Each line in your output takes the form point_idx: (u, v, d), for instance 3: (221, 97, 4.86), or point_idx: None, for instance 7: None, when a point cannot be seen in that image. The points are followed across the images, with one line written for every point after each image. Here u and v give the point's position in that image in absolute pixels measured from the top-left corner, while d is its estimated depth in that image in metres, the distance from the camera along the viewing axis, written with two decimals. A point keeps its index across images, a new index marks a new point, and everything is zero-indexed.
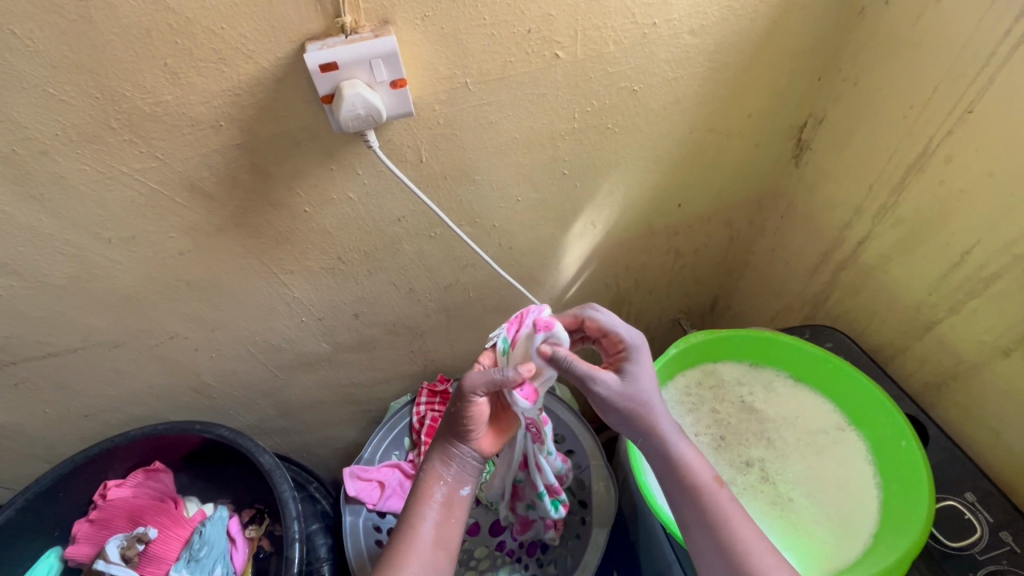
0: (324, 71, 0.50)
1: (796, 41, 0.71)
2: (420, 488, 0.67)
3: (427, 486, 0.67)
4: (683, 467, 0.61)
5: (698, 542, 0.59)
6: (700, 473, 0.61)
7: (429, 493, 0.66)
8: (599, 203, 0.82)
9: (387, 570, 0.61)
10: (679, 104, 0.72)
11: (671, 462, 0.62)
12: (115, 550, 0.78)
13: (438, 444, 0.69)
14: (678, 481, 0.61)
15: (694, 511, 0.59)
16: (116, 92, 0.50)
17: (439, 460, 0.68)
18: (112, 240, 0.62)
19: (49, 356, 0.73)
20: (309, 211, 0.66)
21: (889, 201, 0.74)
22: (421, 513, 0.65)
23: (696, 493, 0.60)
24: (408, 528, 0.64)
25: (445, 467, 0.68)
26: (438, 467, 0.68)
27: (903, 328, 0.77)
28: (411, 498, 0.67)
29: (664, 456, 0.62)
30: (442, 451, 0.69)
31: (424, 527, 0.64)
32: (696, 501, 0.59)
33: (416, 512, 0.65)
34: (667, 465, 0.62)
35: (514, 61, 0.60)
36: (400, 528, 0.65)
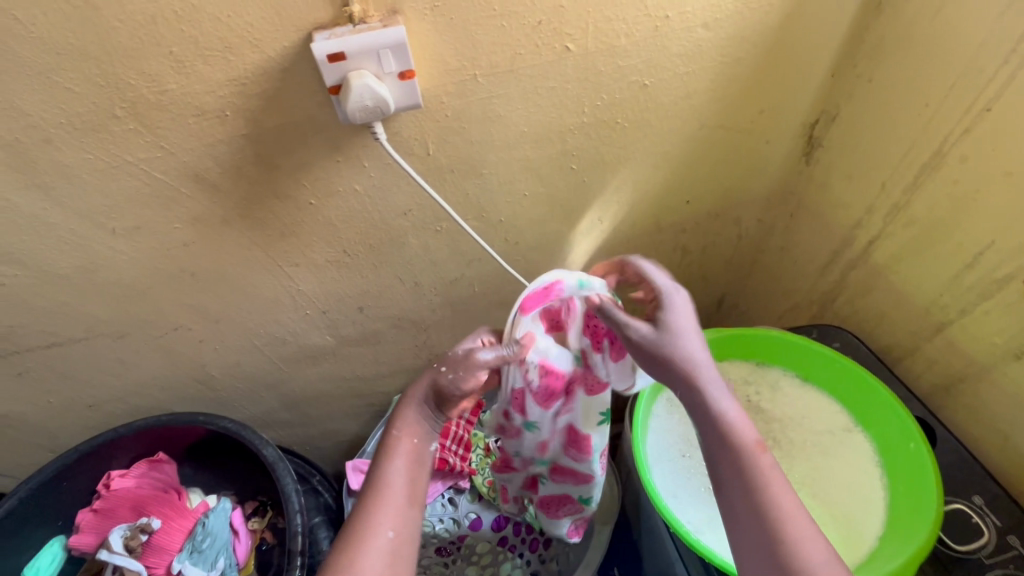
0: (331, 62, 0.50)
1: (811, 36, 0.70)
2: (388, 442, 0.57)
3: (393, 438, 0.57)
4: (723, 423, 0.55)
5: (730, 501, 0.51)
6: (745, 435, 0.54)
7: (396, 446, 0.56)
8: (606, 199, 0.81)
9: (352, 529, 0.51)
10: (690, 99, 0.71)
11: (713, 417, 0.55)
12: (118, 540, 0.78)
13: (409, 396, 0.60)
14: (720, 440, 0.54)
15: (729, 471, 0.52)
16: (121, 80, 0.49)
17: (409, 414, 0.59)
18: (117, 230, 0.61)
19: (54, 346, 0.73)
20: (315, 204, 0.66)
21: (902, 200, 0.72)
22: (389, 467, 0.55)
23: (735, 449, 0.53)
24: (374, 483, 0.54)
25: (414, 420, 0.58)
26: (408, 419, 0.58)
27: (913, 329, 0.76)
28: (376, 455, 0.57)
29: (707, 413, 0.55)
30: (412, 402, 0.59)
31: (398, 480, 0.54)
32: (737, 466, 0.52)
33: (384, 466, 0.55)
34: (706, 418, 0.55)
35: (523, 53, 0.59)
36: (364, 485, 0.54)
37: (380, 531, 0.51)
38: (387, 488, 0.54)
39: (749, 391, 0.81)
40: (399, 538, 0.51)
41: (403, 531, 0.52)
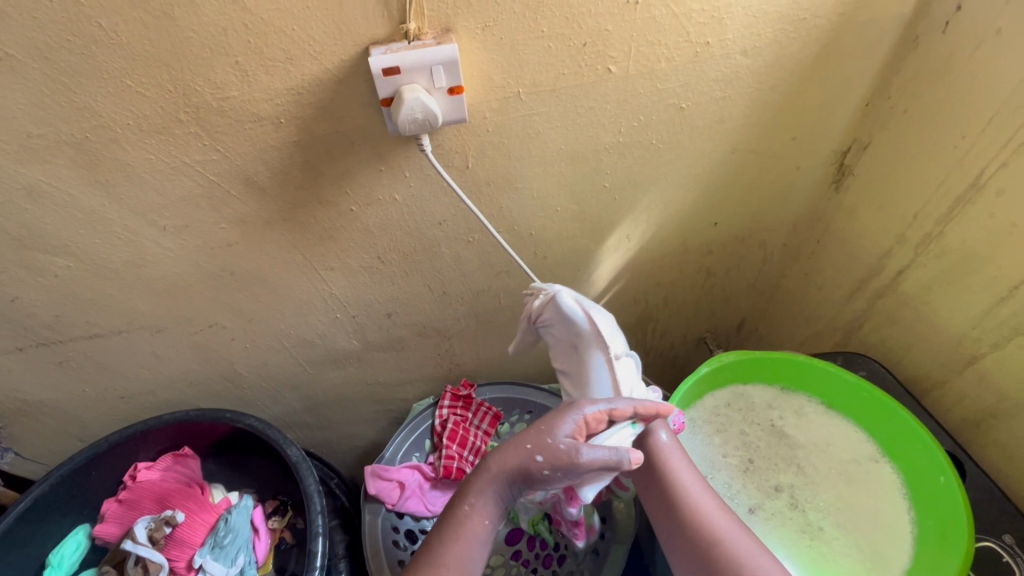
0: (385, 75, 0.52)
1: (847, 66, 0.71)
2: (458, 514, 0.63)
3: (461, 506, 0.63)
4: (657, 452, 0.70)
5: (667, 527, 0.66)
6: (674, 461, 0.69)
7: (458, 511, 0.63)
8: (636, 217, 0.82)
9: None
10: (725, 123, 0.72)
11: (677, 497, 0.66)
12: (143, 531, 0.79)
13: (485, 476, 0.63)
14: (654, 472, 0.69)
15: (691, 543, 0.63)
16: (187, 85, 0.52)
17: (480, 484, 0.63)
18: (167, 228, 0.64)
19: (95, 337, 0.75)
20: (355, 210, 0.68)
21: (934, 231, 0.73)
22: (451, 535, 0.62)
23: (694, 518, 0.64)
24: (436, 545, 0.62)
25: (483, 488, 0.63)
26: (478, 495, 0.63)
27: (943, 361, 0.76)
28: (444, 517, 0.64)
29: (669, 492, 0.67)
30: (487, 484, 0.63)
31: (456, 561, 0.61)
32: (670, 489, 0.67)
33: (446, 533, 0.62)
34: (645, 452, 0.71)
35: (567, 73, 0.60)
36: (429, 548, 0.62)
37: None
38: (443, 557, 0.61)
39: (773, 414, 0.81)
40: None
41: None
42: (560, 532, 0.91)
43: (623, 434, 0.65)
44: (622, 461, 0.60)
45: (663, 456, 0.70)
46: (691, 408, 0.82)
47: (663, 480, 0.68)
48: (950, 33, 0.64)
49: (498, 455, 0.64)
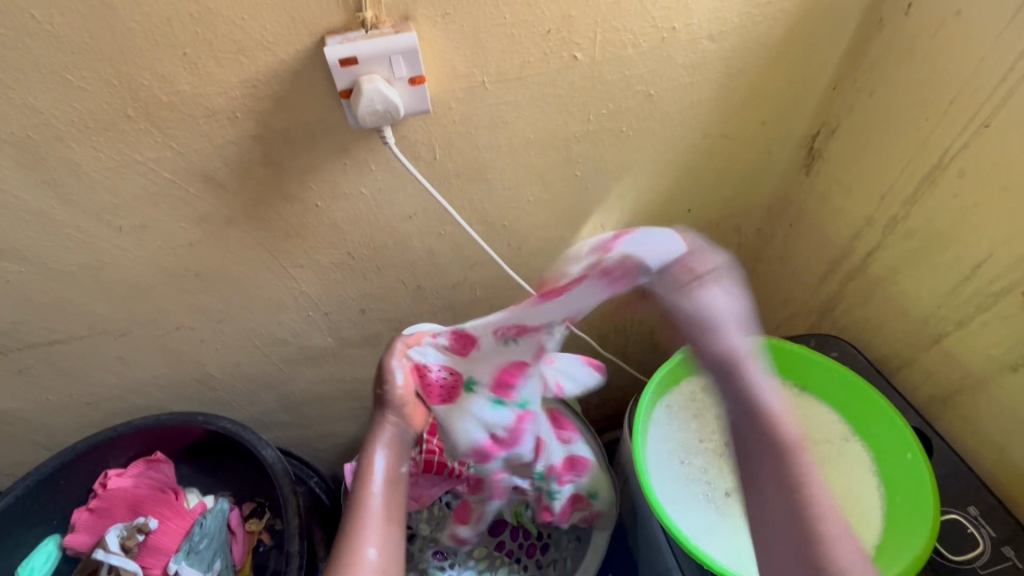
0: (343, 66, 0.50)
1: (813, 50, 0.71)
2: (361, 467, 0.66)
3: (372, 465, 0.66)
4: (731, 359, 0.54)
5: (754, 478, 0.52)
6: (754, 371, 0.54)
7: (371, 470, 0.65)
8: (608, 206, 0.82)
9: (343, 544, 0.59)
10: (694, 109, 0.72)
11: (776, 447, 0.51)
12: (115, 540, 0.77)
13: (382, 431, 0.69)
14: (716, 358, 0.54)
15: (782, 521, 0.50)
16: (134, 80, 0.50)
17: (385, 445, 0.68)
18: (123, 228, 0.62)
19: (55, 343, 0.73)
20: (321, 205, 0.66)
21: (900, 213, 0.74)
22: (368, 492, 0.63)
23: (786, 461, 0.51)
24: (357, 506, 0.62)
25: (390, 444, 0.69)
26: (380, 446, 0.68)
27: (910, 340, 0.77)
28: (354, 481, 0.65)
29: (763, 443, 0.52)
30: (382, 432, 0.69)
31: (376, 513, 0.62)
32: (763, 437, 0.52)
33: (363, 491, 0.63)
34: (715, 354, 0.55)
35: (532, 61, 0.59)
36: (350, 507, 0.63)
37: (362, 553, 0.58)
38: (365, 513, 0.61)
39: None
40: (380, 557, 0.59)
41: (387, 550, 0.59)
42: (544, 522, 0.92)
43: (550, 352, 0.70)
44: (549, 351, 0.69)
45: (735, 361, 0.54)
46: (668, 395, 0.82)
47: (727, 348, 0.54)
48: (912, 16, 0.65)
49: (386, 406, 0.70)
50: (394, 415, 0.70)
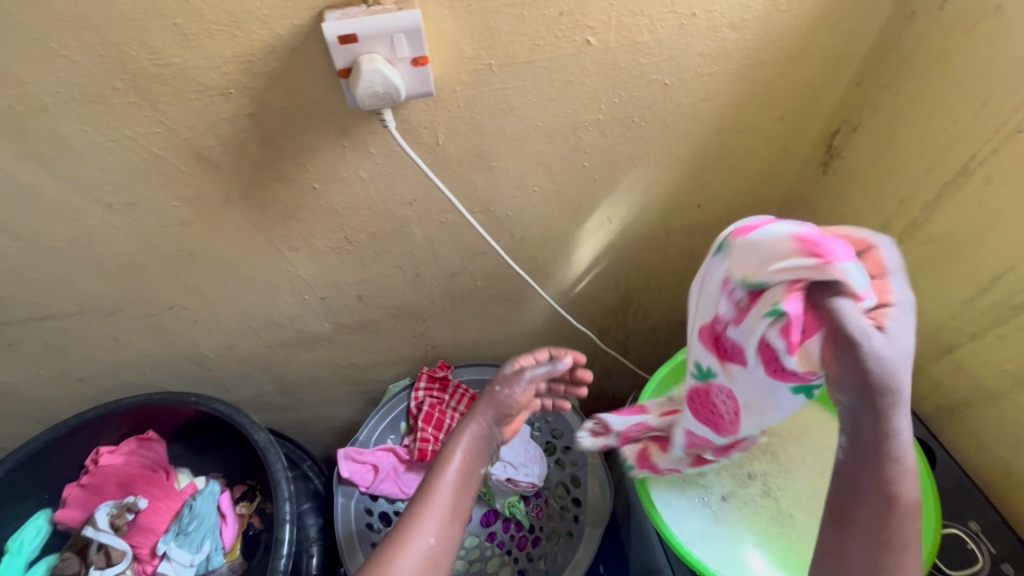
0: (342, 43, 0.47)
1: (839, 42, 0.67)
2: (443, 453, 0.66)
3: (451, 456, 0.65)
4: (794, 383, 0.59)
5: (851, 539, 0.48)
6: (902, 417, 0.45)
7: (449, 459, 0.65)
8: (616, 199, 0.79)
9: (399, 528, 0.61)
10: (710, 101, 0.69)
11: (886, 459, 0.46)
12: (104, 518, 0.77)
13: (471, 418, 0.69)
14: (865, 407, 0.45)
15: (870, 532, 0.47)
16: (121, 50, 0.47)
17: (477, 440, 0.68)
18: (113, 205, 0.59)
19: (46, 319, 0.71)
20: (318, 188, 0.64)
21: (920, 218, 0.71)
22: (440, 479, 0.64)
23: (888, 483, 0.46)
24: (427, 492, 0.63)
25: (473, 441, 0.67)
26: (464, 436, 0.67)
27: (920, 349, 0.75)
28: (432, 465, 0.65)
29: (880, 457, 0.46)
30: (475, 420, 0.68)
31: (439, 500, 0.63)
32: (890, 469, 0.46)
33: (435, 479, 0.64)
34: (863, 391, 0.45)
35: (542, 44, 0.56)
36: (421, 488, 0.64)
37: (424, 541, 0.60)
38: (432, 499, 0.62)
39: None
40: (437, 548, 0.60)
41: (445, 540, 0.61)
42: (535, 514, 0.92)
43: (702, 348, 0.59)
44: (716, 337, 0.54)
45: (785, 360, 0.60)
46: None
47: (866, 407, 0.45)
48: (947, 10, 0.61)
49: (485, 401, 0.70)
50: (495, 414, 0.69)
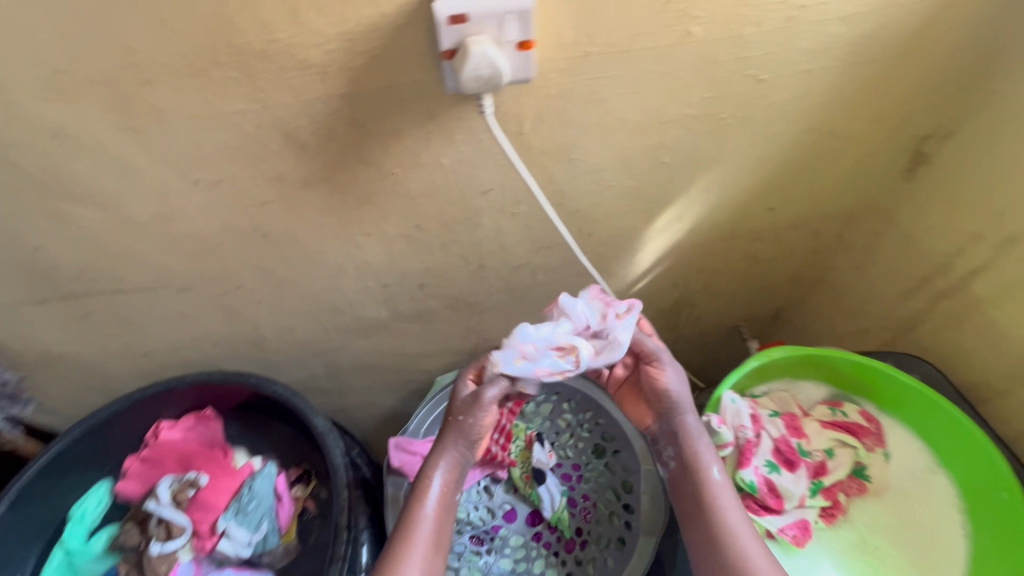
0: (451, 24, 0.46)
1: (951, 43, 0.63)
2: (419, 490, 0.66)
3: (429, 488, 0.65)
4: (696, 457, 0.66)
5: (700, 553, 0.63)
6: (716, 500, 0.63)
7: (429, 492, 0.65)
8: (690, 198, 0.77)
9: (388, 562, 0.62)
10: (804, 100, 0.66)
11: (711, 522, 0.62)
12: (166, 492, 0.79)
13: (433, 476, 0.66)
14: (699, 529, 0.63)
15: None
16: (231, 23, 0.47)
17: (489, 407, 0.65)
18: (199, 181, 0.59)
19: (120, 292, 0.72)
20: (398, 173, 0.63)
21: (1019, 232, 0.67)
22: (419, 512, 0.65)
23: (720, 544, 0.61)
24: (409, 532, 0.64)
25: (451, 469, 0.66)
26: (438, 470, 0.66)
27: (1008, 371, 0.71)
28: (410, 495, 0.66)
29: (708, 529, 0.63)
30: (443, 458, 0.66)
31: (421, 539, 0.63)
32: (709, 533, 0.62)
33: (414, 511, 0.65)
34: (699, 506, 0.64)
35: (645, 33, 0.54)
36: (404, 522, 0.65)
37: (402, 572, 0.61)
38: (415, 534, 0.63)
39: (836, 424, 0.77)
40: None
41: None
42: (583, 517, 0.90)
43: (742, 420, 0.71)
44: (739, 415, 0.71)
45: (790, 458, 0.71)
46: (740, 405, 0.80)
47: (692, 471, 0.65)
48: None
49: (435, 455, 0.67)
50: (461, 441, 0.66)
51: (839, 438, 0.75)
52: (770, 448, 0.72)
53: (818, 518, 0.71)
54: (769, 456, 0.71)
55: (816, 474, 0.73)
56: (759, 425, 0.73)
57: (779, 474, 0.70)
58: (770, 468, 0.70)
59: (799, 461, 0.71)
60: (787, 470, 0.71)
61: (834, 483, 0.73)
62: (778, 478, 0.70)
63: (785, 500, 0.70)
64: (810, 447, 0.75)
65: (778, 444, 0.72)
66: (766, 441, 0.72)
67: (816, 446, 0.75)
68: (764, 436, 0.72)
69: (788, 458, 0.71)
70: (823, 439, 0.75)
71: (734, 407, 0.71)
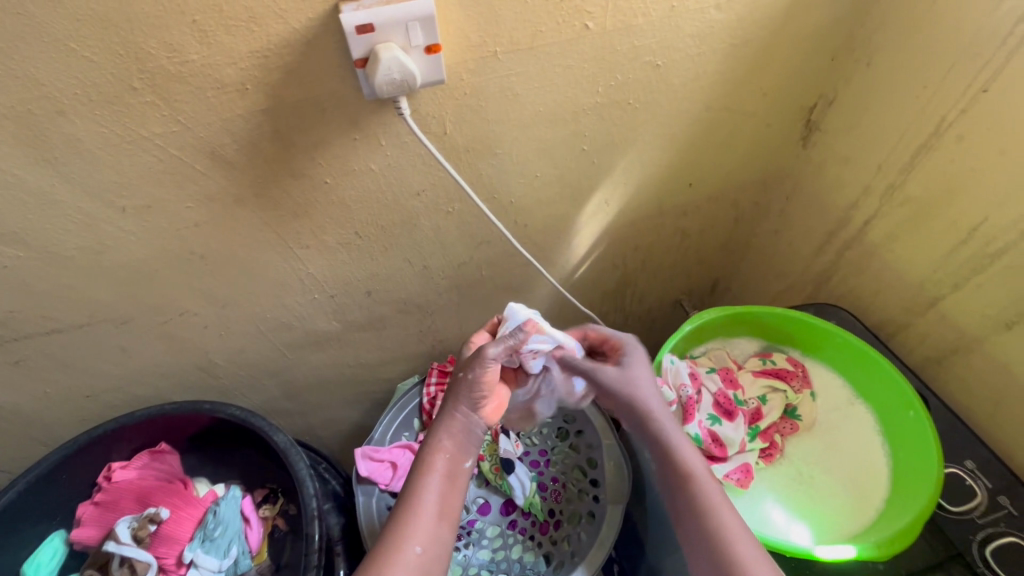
0: (359, 33, 0.49)
1: (817, 20, 0.71)
2: (422, 461, 0.65)
3: (435, 458, 0.65)
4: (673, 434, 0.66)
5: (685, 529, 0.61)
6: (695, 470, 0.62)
7: (435, 463, 0.64)
8: (613, 181, 0.82)
9: (386, 539, 0.60)
10: (699, 81, 0.72)
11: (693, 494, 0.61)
12: (125, 532, 0.76)
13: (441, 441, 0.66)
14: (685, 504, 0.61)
15: (708, 555, 0.57)
16: (140, 49, 0.48)
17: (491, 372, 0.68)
18: (126, 209, 0.60)
19: (54, 333, 0.70)
20: (329, 182, 0.65)
21: (897, 181, 0.76)
22: (426, 484, 0.63)
23: (706, 516, 0.59)
24: (409, 502, 0.62)
25: (456, 437, 0.66)
26: (443, 438, 0.66)
27: (906, 305, 0.80)
28: (414, 472, 0.65)
29: (693, 501, 0.61)
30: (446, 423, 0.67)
31: (422, 511, 0.62)
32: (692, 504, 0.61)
33: (420, 483, 0.63)
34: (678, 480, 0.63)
35: (544, 30, 0.59)
36: (405, 494, 0.63)
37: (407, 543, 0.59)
38: (421, 506, 0.62)
39: (767, 371, 0.85)
40: (427, 556, 0.60)
41: (431, 547, 0.60)
42: (554, 499, 0.92)
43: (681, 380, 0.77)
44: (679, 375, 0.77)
45: (729, 409, 0.78)
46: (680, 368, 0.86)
47: (672, 448, 0.65)
48: None
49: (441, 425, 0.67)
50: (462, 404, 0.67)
51: (771, 384, 0.83)
52: (710, 402, 0.78)
53: (758, 459, 0.79)
54: (710, 410, 0.77)
55: (752, 420, 0.79)
56: (698, 383, 0.79)
57: (719, 425, 0.76)
58: (711, 421, 0.77)
59: (737, 410, 0.78)
60: (727, 420, 0.77)
61: (769, 425, 0.80)
62: (719, 429, 0.76)
63: (728, 447, 0.76)
64: (745, 397, 0.82)
65: (716, 398, 0.79)
66: (705, 396, 0.78)
67: (750, 394, 0.82)
68: (704, 392, 0.79)
69: (727, 409, 0.78)
70: (756, 387, 0.83)
71: (674, 368, 0.78)
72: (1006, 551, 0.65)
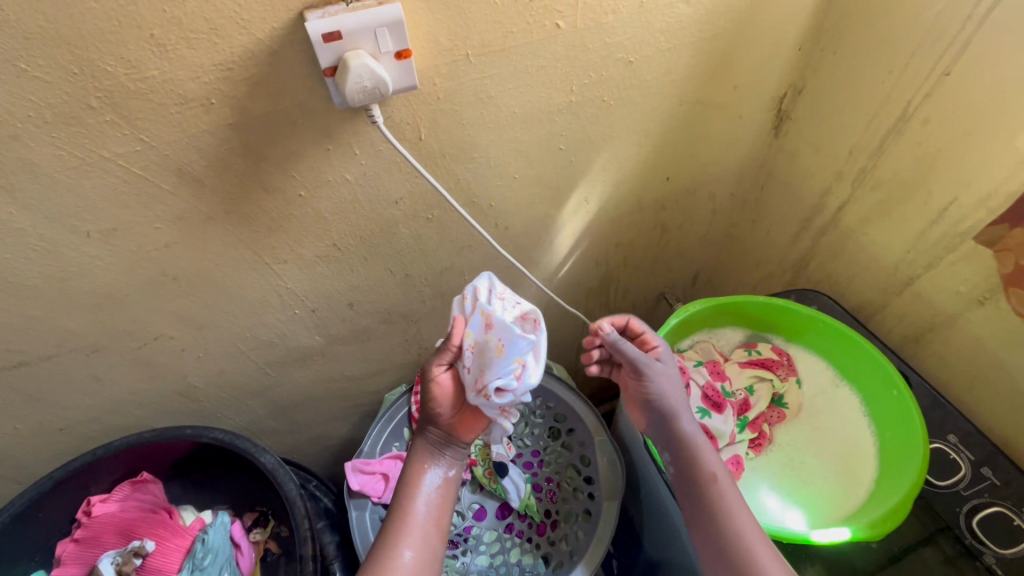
0: (326, 42, 0.48)
1: (783, 10, 0.72)
2: (414, 473, 0.65)
3: (422, 470, 0.65)
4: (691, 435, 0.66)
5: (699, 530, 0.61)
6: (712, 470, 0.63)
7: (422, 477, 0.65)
8: (592, 179, 0.82)
9: (379, 552, 0.60)
10: (671, 75, 0.73)
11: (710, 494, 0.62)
12: (109, 567, 0.73)
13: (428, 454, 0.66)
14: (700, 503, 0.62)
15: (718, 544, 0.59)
16: (95, 66, 0.46)
17: (447, 384, 0.66)
18: (91, 234, 0.57)
19: (20, 366, 0.67)
20: (304, 195, 0.63)
21: (868, 165, 0.77)
22: (415, 496, 0.64)
23: (718, 517, 0.60)
24: (401, 515, 0.62)
25: (433, 446, 0.66)
26: (428, 452, 0.66)
27: (883, 287, 0.81)
28: (404, 482, 0.65)
29: (707, 503, 0.61)
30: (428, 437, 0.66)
31: (413, 525, 0.62)
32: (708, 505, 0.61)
33: (411, 494, 0.64)
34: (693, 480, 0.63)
35: (515, 30, 0.58)
36: (398, 505, 0.63)
37: (399, 556, 0.59)
38: (411, 516, 0.62)
39: (753, 362, 0.86)
40: (420, 563, 0.60)
41: (423, 561, 0.60)
42: (550, 499, 0.92)
43: None
44: None
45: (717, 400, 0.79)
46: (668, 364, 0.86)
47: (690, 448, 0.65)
48: None
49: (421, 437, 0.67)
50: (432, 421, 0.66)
51: (758, 374, 0.84)
52: (700, 395, 0.79)
53: (748, 450, 0.80)
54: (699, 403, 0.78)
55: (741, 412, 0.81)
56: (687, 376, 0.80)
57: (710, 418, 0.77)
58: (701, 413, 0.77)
59: (726, 402, 0.79)
60: (716, 413, 0.78)
61: (757, 416, 0.82)
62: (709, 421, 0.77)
63: (718, 439, 0.77)
64: (733, 388, 0.83)
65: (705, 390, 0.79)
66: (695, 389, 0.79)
67: (737, 386, 0.83)
68: (693, 385, 0.79)
69: (715, 401, 0.79)
70: (743, 377, 0.84)
71: None
72: (990, 521, 0.68)
